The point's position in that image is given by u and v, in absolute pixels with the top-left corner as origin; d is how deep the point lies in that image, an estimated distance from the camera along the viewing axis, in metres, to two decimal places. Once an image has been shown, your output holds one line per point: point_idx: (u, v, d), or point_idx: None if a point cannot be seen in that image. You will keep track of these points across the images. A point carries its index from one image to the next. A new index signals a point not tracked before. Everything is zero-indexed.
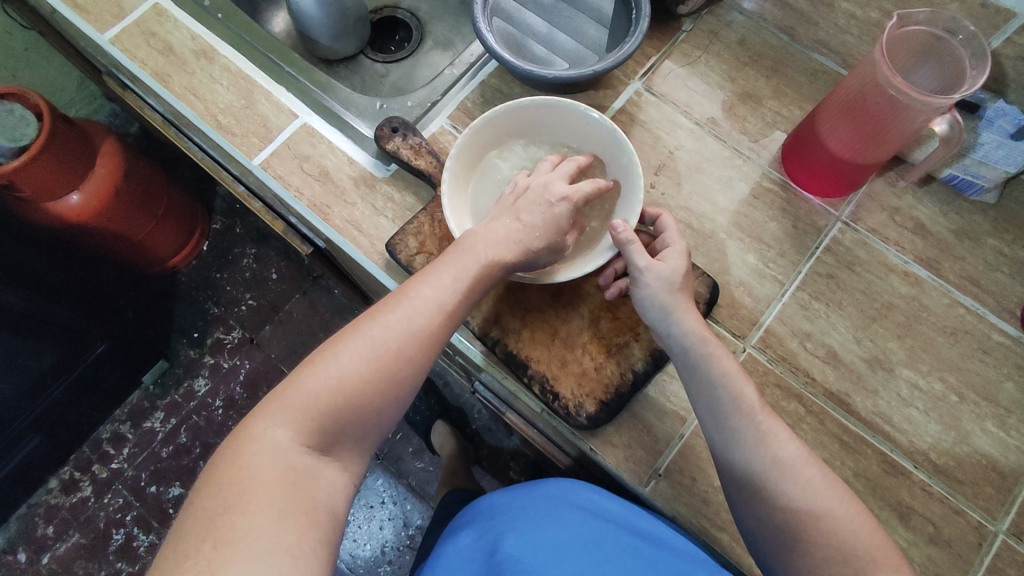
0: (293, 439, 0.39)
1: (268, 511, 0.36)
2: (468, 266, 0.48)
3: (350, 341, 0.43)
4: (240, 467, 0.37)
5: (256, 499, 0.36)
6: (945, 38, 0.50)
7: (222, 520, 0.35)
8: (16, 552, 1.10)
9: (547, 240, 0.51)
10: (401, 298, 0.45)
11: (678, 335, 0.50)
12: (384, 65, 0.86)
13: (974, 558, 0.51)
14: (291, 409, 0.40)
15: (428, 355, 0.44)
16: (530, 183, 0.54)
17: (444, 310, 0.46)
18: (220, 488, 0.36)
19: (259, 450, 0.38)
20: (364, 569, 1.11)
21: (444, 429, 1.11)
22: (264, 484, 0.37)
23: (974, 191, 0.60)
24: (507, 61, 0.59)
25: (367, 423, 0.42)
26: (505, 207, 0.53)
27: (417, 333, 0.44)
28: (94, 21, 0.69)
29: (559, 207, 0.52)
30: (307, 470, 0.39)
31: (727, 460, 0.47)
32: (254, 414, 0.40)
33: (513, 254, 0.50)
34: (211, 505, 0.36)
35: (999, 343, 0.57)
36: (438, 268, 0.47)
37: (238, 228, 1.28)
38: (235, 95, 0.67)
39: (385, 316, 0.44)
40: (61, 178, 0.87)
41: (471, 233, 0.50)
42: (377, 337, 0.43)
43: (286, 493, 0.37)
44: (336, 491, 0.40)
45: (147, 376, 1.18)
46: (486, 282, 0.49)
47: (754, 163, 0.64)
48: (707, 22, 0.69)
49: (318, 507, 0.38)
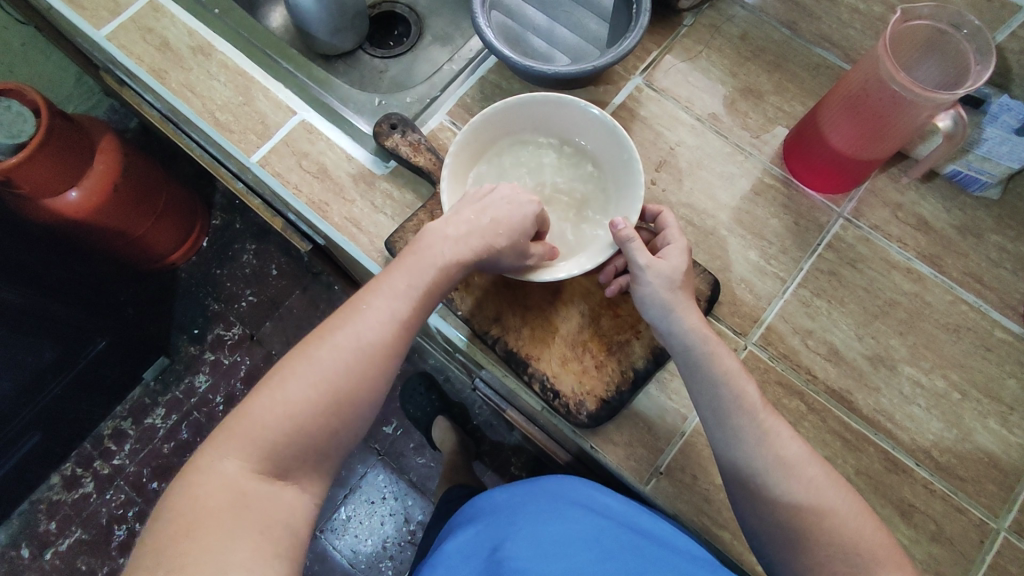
0: (243, 467, 0.39)
1: (217, 537, 0.36)
2: (419, 276, 0.48)
3: (298, 365, 0.43)
4: (190, 497, 0.37)
5: (206, 525, 0.36)
6: (949, 32, 0.50)
7: (172, 550, 0.35)
8: (19, 548, 1.11)
9: (513, 237, 0.50)
10: (350, 315, 0.45)
11: (680, 333, 0.49)
12: (384, 60, 0.86)
13: (975, 555, 0.51)
14: (239, 438, 0.40)
15: (382, 369, 0.44)
16: (495, 187, 0.53)
17: (395, 323, 0.46)
18: (169, 521, 0.36)
19: (209, 479, 0.38)
20: (365, 565, 1.11)
21: (445, 425, 1.11)
22: (215, 511, 0.37)
23: (977, 187, 0.60)
24: (507, 57, 0.59)
25: (325, 441, 0.42)
26: (468, 201, 0.52)
27: (366, 349, 0.44)
28: (89, 17, 0.68)
29: (529, 207, 0.52)
30: (262, 492, 0.39)
31: (728, 458, 0.47)
32: (205, 446, 0.40)
33: (472, 252, 0.49)
34: (161, 537, 0.36)
35: (1001, 340, 0.57)
36: (388, 279, 0.47)
37: (238, 224, 1.28)
38: (232, 92, 0.66)
39: (332, 336, 0.44)
40: (59, 174, 0.86)
41: (427, 232, 0.50)
42: (324, 357, 0.43)
43: (238, 516, 0.37)
44: (296, 511, 0.40)
45: (148, 372, 1.18)
46: (439, 290, 0.49)
47: (756, 159, 0.64)
48: (708, 16, 0.69)
49: (274, 527, 0.38)
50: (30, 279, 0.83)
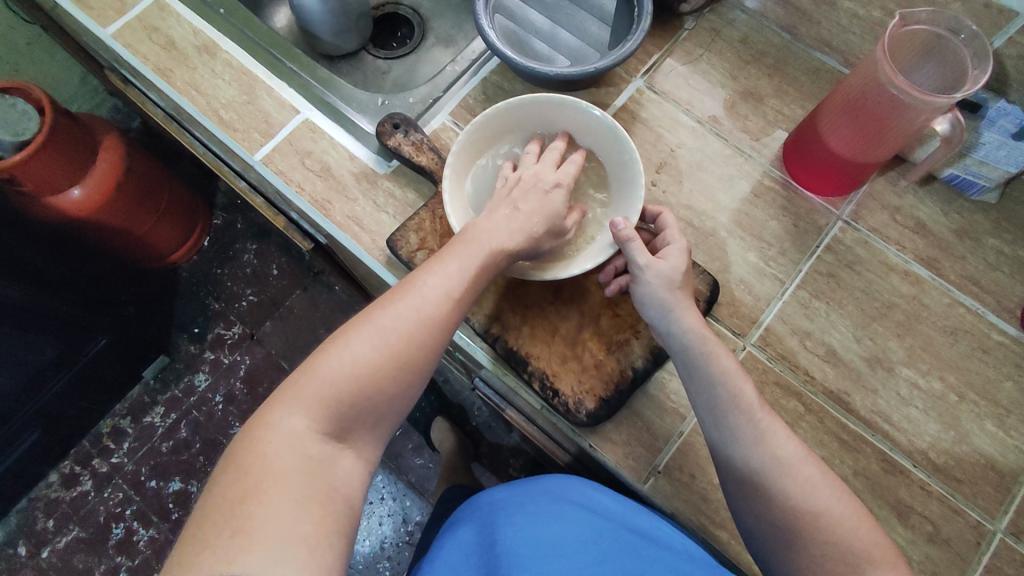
0: (309, 428, 0.40)
1: (284, 500, 0.36)
2: (474, 255, 0.48)
3: (362, 329, 0.43)
4: (258, 456, 0.38)
5: (273, 488, 0.37)
6: (947, 37, 0.50)
7: (240, 509, 0.36)
8: (16, 546, 1.11)
9: (548, 222, 0.52)
10: (409, 288, 0.45)
11: (678, 333, 0.50)
12: (387, 62, 0.86)
13: (971, 557, 0.52)
14: (305, 398, 0.40)
15: (439, 343, 0.45)
16: (521, 175, 0.54)
17: (452, 298, 0.46)
18: (238, 477, 0.37)
19: (275, 438, 0.39)
20: (363, 565, 1.11)
21: (445, 426, 1.11)
22: (282, 472, 0.38)
23: (975, 191, 0.60)
24: (509, 58, 0.59)
25: (382, 411, 0.43)
26: (499, 198, 0.53)
27: (427, 321, 0.44)
28: (96, 15, 0.69)
29: (553, 194, 0.53)
30: (323, 458, 0.39)
31: (725, 459, 0.47)
32: (270, 402, 0.41)
33: (517, 242, 0.50)
34: (231, 493, 0.36)
35: (998, 343, 0.57)
36: (447, 254, 0.47)
37: (240, 224, 1.28)
38: (237, 91, 0.67)
39: (395, 305, 0.44)
40: (63, 172, 0.87)
41: (473, 224, 0.50)
42: (388, 326, 0.43)
43: (303, 481, 0.38)
44: (353, 478, 0.41)
45: (148, 371, 1.18)
46: (492, 271, 0.49)
47: (755, 161, 0.64)
48: (709, 20, 0.69)
49: (333, 495, 0.39)
50: (31, 277, 0.84)
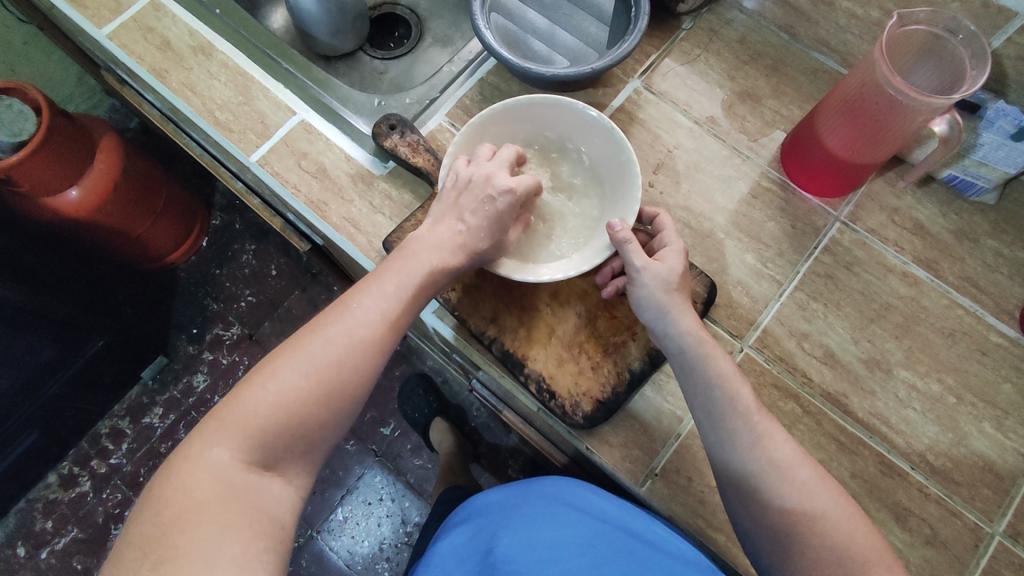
0: (233, 457, 0.39)
1: (208, 528, 0.36)
2: (411, 275, 0.48)
3: (290, 356, 0.43)
4: (180, 486, 0.38)
5: (196, 517, 0.36)
6: (945, 38, 0.50)
7: (163, 541, 0.35)
8: (14, 547, 1.10)
9: (491, 237, 0.52)
10: (342, 311, 0.45)
11: (674, 336, 0.49)
12: (384, 62, 0.86)
13: (970, 559, 0.51)
14: (229, 427, 0.40)
15: (373, 365, 0.45)
16: (472, 174, 0.53)
17: (386, 319, 0.46)
18: (160, 510, 0.36)
19: (198, 469, 0.38)
20: (361, 566, 1.11)
21: (443, 426, 1.10)
22: (206, 501, 0.37)
23: (974, 192, 0.60)
24: (506, 59, 0.59)
25: (313, 436, 0.42)
26: (448, 204, 0.53)
27: (358, 343, 0.44)
28: (91, 16, 0.69)
29: (501, 201, 0.52)
30: (251, 485, 0.39)
31: (722, 462, 0.47)
32: (194, 434, 0.40)
33: (456, 258, 0.51)
34: (153, 527, 0.36)
35: (997, 344, 0.57)
36: (381, 277, 0.48)
37: (238, 224, 1.28)
38: (232, 92, 0.66)
39: (326, 330, 0.44)
40: (59, 173, 0.87)
41: (411, 240, 0.51)
42: (317, 350, 0.43)
43: (229, 507, 0.38)
44: (283, 504, 0.41)
45: (146, 372, 1.18)
46: (428, 290, 0.49)
47: (753, 162, 0.64)
48: (707, 20, 0.69)
49: (262, 520, 0.39)
50: (28, 278, 0.83)
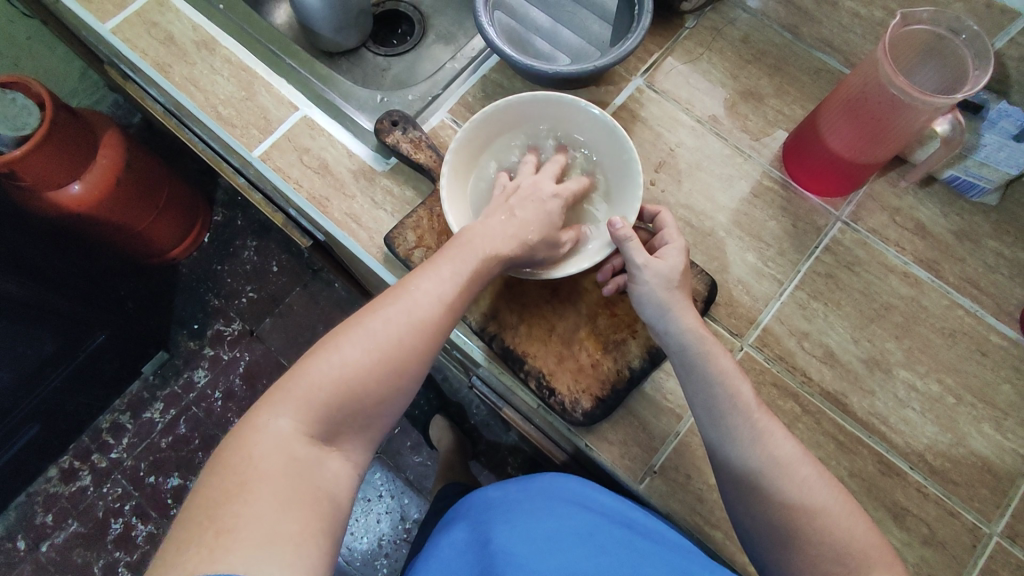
0: (296, 430, 0.39)
1: (270, 498, 0.36)
2: (468, 259, 0.48)
3: (353, 333, 0.43)
4: (244, 455, 0.38)
5: (258, 486, 0.36)
6: (948, 38, 0.50)
7: (226, 506, 0.35)
8: (15, 540, 1.11)
9: (543, 234, 0.52)
10: (402, 292, 0.45)
11: (676, 332, 0.49)
12: (386, 58, 0.86)
13: (967, 559, 0.51)
14: (293, 400, 0.40)
15: (430, 348, 0.45)
16: (519, 184, 0.56)
17: (444, 303, 0.46)
18: (224, 476, 0.37)
19: (262, 439, 0.39)
20: (360, 562, 1.11)
21: (443, 423, 1.10)
22: (268, 471, 0.37)
23: (976, 193, 0.60)
24: (508, 56, 0.59)
25: (370, 415, 0.42)
26: (497, 205, 0.54)
27: (417, 324, 0.44)
28: (95, 10, 0.69)
29: (552, 203, 0.54)
30: (310, 459, 0.39)
31: (722, 460, 0.47)
32: (257, 406, 0.41)
33: (511, 249, 0.50)
34: (216, 492, 0.36)
35: (997, 345, 0.57)
36: (439, 261, 0.48)
37: (239, 220, 1.28)
38: (235, 87, 0.67)
39: (386, 309, 0.44)
40: (62, 168, 0.87)
41: (468, 229, 0.50)
42: (378, 329, 0.43)
43: (289, 480, 0.38)
44: (340, 481, 0.40)
45: (147, 366, 1.18)
46: (485, 277, 0.49)
47: (755, 161, 0.64)
48: (710, 19, 0.69)
49: (320, 495, 0.39)
50: (30, 272, 0.83)
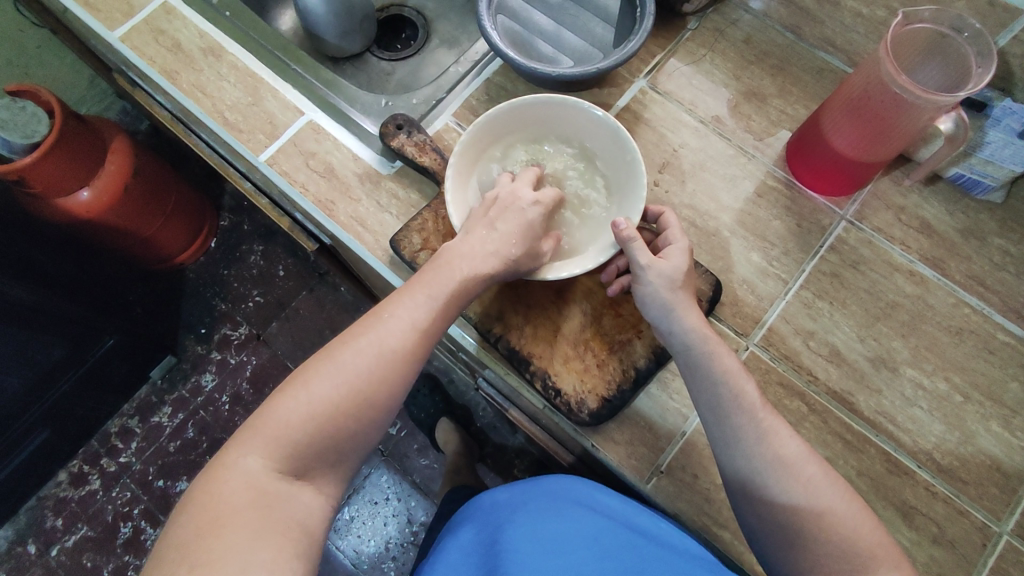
0: (266, 466, 0.40)
1: (240, 534, 0.36)
2: (442, 284, 0.48)
3: (323, 367, 0.43)
4: (214, 494, 0.38)
5: (229, 523, 0.37)
6: (951, 36, 0.50)
7: (195, 545, 0.35)
8: (25, 544, 1.12)
9: (525, 244, 0.52)
10: (373, 322, 0.46)
11: (679, 332, 0.50)
12: (391, 63, 0.87)
13: (977, 558, 0.51)
14: (262, 438, 0.41)
15: (403, 375, 0.45)
16: (498, 193, 0.54)
17: (417, 329, 0.46)
18: (193, 516, 0.37)
19: (232, 478, 0.39)
20: (367, 565, 1.11)
21: (449, 426, 1.11)
22: (239, 508, 0.38)
23: (981, 190, 0.60)
24: (511, 59, 0.60)
25: (342, 447, 0.43)
26: (477, 218, 0.52)
27: (389, 353, 0.44)
28: (104, 19, 0.70)
29: (530, 211, 0.53)
30: (282, 493, 0.39)
31: (728, 460, 0.47)
32: (229, 444, 0.41)
33: (489, 266, 0.50)
34: (186, 533, 0.36)
35: (1004, 343, 0.57)
36: (411, 288, 0.48)
37: (246, 225, 1.29)
38: (242, 93, 0.67)
39: (357, 340, 0.44)
40: (71, 175, 0.88)
41: (445, 250, 0.51)
42: (348, 361, 0.43)
43: (260, 516, 0.38)
44: (313, 513, 0.41)
45: (155, 371, 1.19)
46: (460, 300, 0.49)
47: (758, 161, 0.64)
48: (712, 20, 0.69)
49: (293, 531, 0.39)
50: (37, 278, 0.84)
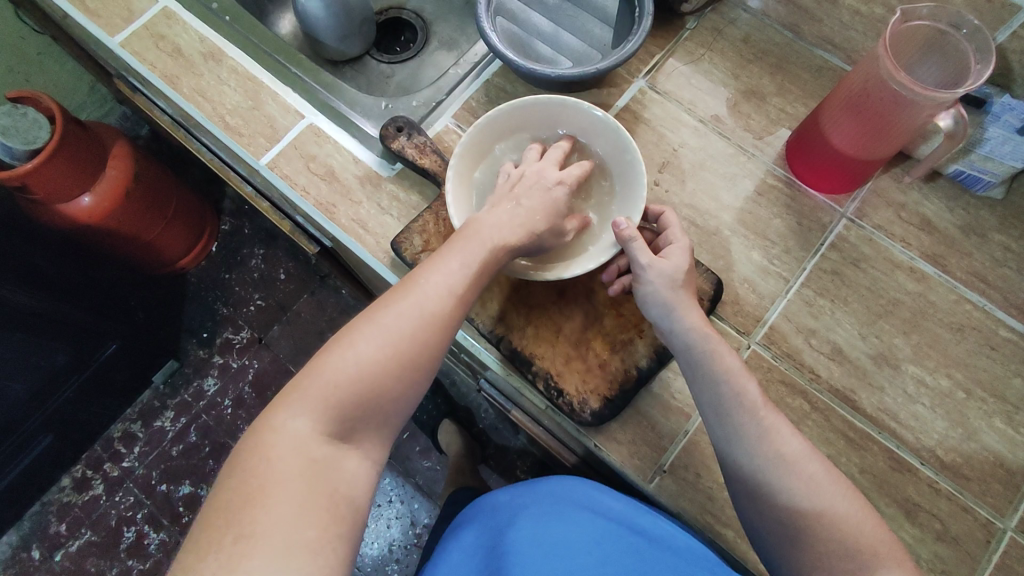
0: (313, 430, 0.40)
1: (289, 502, 0.36)
2: (478, 249, 0.48)
3: (364, 330, 0.43)
4: (262, 458, 0.38)
5: (277, 489, 0.37)
6: (949, 33, 0.50)
7: (245, 511, 0.36)
8: (30, 549, 1.12)
9: (549, 221, 0.52)
10: (411, 286, 0.45)
11: (681, 331, 0.50)
12: (390, 66, 0.87)
13: (981, 555, 0.51)
14: (307, 400, 0.40)
15: (442, 341, 0.45)
16: (523, 171, 0.55)
17: (454, 294, 0.46)
18: (241, 481, 0.37)
19: (279, 441, 0.39)
20: (371, 568, 1.11)
21: (451, 428, 1.11)
22: (286, 474, 0.38)
23: (981, 187, 0.60)
24: (511, 60, 0.60)
25: (384, 411, 0.43)
26: (502, 193, 0.53)
27: (428, 318, 0.44)
28: (104, 25, 0.70)
29: (556, 190, 0.53)
30: (328, 459, 0.40)
31: (731, 459, 0.47)
32: (274, 405, 0.41)
33: (517, 237, 0.50)
34: (234, 498, 0.36)
35: (1007, 340, 0.57)
36: (447, 252, 0.48)
37: (247, 229, 1.29)
38: (242, 97, 0.68)
39: (397, 304, 0.44)
40: (74, 182, 0.88)
41: (475, 219, 0.50)
42: (389, 325, 0.43)
43: (308, 481, 0.38)
44: (359, 478, 0.41)
45: (157, 375, 1.19)
46: (496, 264, 0.49)
47: (758, 160, 0.64)
48: (711, 20, 0.69)
49: (339, 498, 0.39)
50: (39, 284, 0.84)
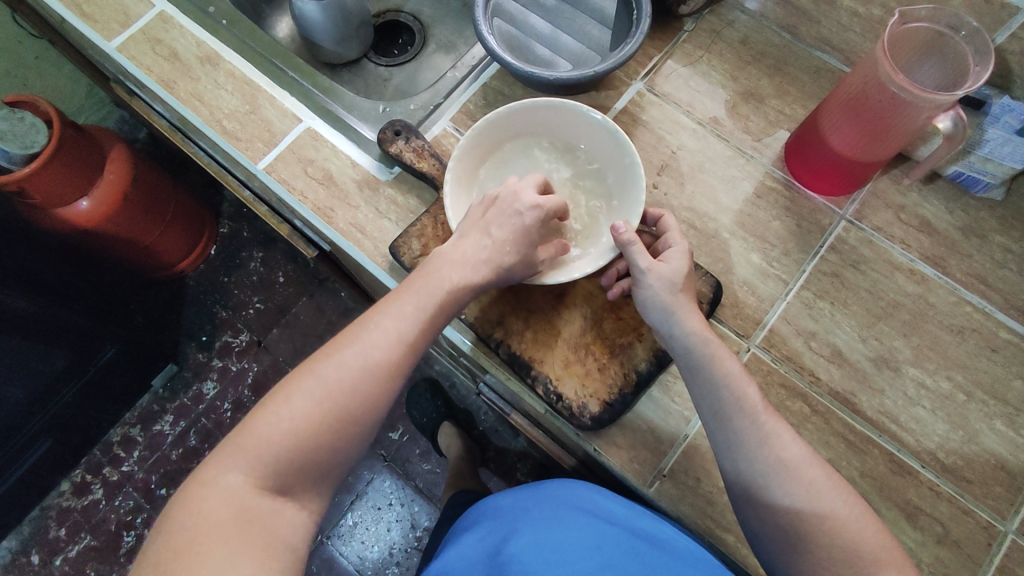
0: (247, 483, 0.39)
1: (219, 557, 0.36)
2: (430, 293, 0.48)
3: (305, 380, 0.43)
4: (194, 512, 0.38)
5: (207, 546, 0.36)
6: (947, 34, 0.50)
7: (173, 569, 0.35)
8: (29, 554, 1.11)
9: (519, 253, 0.51)
10: (359, 332, 0.46)
11: (681, 335, 0.49)
12: (388, 68, 0.87)
13: (983, 558, 0.51)
14: (243, 453, 0.40)
15: (388, 389, 0.45)
16: (498, 193, 0.53)
17: (404, 340, 0.46)
18: (169, 538, 0.37)
19: (211, 495, 0.39)
20: (371, 571, 1.11)
21: (451, 430, 1.10)
22: (218, 529, 0.37)
23: (981, 188, 0.60)
24: (508, 63, 0.60)
25: (325, 462, 0.43)
26: (473, 219, 0.52)
27: (374, 366, 0.44)
28: (101, 29, 0.70)
29: (528, 216, 0.51)
30: (264, 512, 0.39)
31: (731, 463, 0.47)
32: (210, 457, 0.41)
33: (479, 275, 0.50)
34: (161, 556, 0.36)
35: (1007, 341, 0.56)
36: (398, 297, 0.48)
37: (245, 232, 1.30)
38: (239, 101, 0.67)
39: (341, 352, 0.44)
40: (70, 187, 0.88)
41: (435, 257, 0.50)
42: (332, 374, 0.43)
43: (240, 537, 0.38)
44: (295, 531, 0.41)
45: (156, 380, 1.19)
46: (451, 307, 0.49)
47: (757, 162, 0.64)
48: (709, 21, 0.69)
49: (272, 552, 0.38)
50: (40, 290, 0.84)
